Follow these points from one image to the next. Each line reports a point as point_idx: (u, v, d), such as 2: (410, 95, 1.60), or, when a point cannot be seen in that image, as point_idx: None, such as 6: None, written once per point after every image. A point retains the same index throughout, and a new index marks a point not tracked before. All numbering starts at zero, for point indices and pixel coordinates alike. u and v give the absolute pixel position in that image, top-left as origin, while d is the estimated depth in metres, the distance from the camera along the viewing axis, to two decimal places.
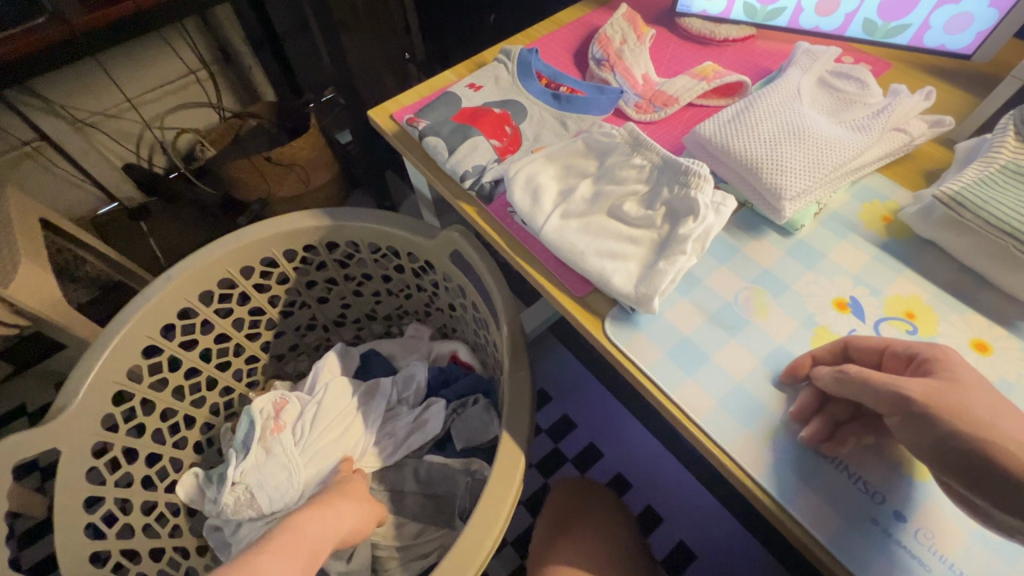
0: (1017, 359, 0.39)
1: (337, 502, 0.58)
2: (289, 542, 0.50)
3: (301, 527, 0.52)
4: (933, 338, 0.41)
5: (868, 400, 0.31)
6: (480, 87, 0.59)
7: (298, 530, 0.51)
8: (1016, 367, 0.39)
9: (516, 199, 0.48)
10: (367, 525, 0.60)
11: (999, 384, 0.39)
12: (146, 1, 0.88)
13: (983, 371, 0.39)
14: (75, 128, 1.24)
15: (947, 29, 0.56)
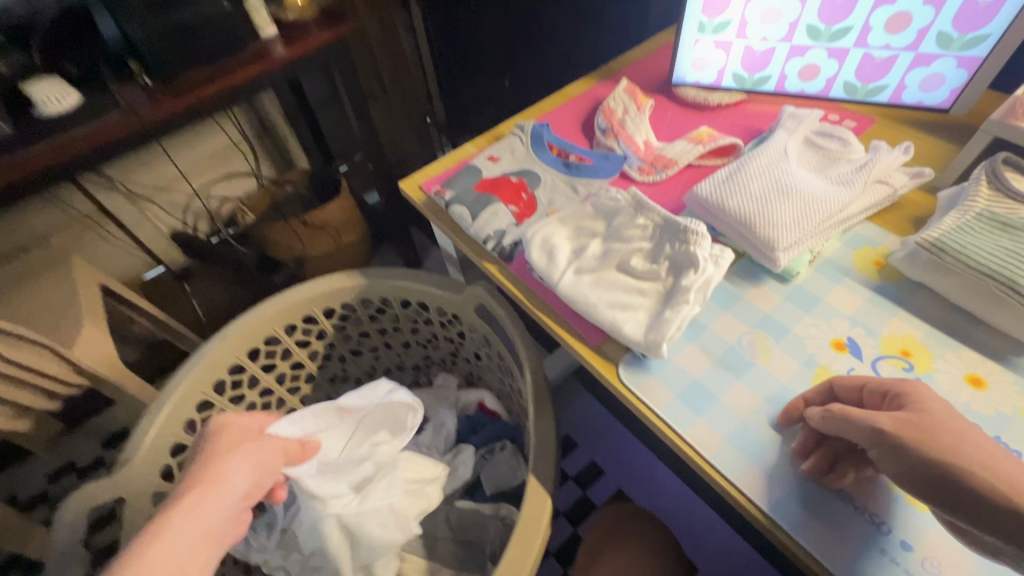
0: (1011, 392, 0.42)
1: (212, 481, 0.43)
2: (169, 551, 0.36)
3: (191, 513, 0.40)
4: (930, 375, 0.44)
5: (850, 434, 0.34)
6: (498, 158, 0.66)
7: (186, 520, 0.39)
8: (1010, 400, 0.42)
9: (533, 258, 0.53)
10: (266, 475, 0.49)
11: (996, 417, 0.41)
12: (204, 94, 1.01)
13: (979, 405, 0.41)
14: (131, 202, 1.37)
15: (923, 87, 0.62)
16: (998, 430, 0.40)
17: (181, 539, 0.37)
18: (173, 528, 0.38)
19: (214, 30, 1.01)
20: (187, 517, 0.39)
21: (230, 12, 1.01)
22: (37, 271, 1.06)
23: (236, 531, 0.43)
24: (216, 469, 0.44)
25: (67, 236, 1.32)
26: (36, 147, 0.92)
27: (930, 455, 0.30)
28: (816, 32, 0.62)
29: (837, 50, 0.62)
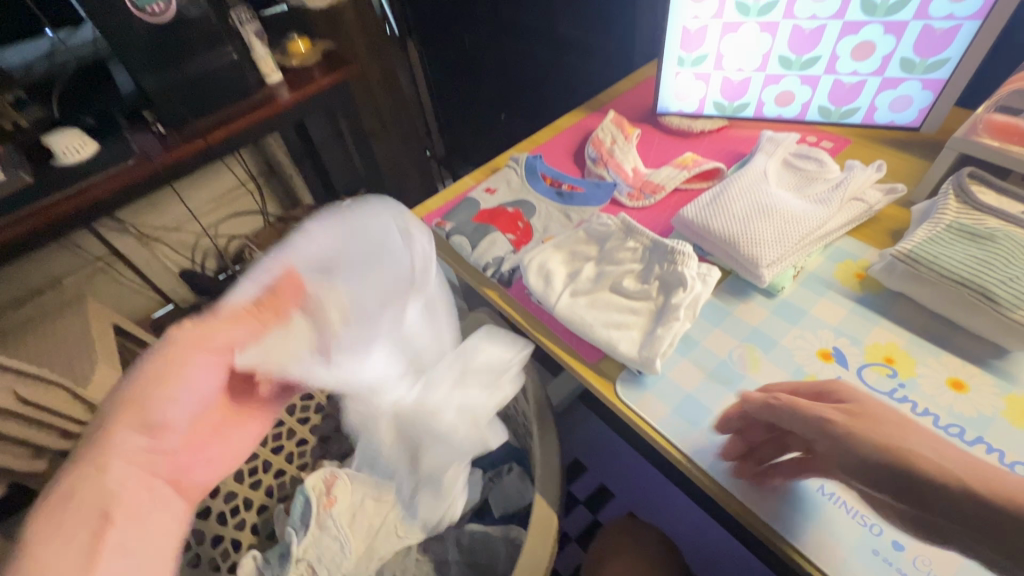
0: (992, 394, 0.44)
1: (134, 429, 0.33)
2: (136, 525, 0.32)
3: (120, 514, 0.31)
4: (913, 380, 0.46)
5: (796, 425, 0.36)
6: (494, 190, 0.70)
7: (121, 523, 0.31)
8: (991, 401, 0.44)
9: (531, 282, 0.56)
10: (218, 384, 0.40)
11: (978, 418, 0.43)
12: (214, 139, 1.07)
13: (961, 407, 0.43)
14: (142, 243, 1.41)
15: (893, 108, 0.66)
16: (980, 429, 0.42)
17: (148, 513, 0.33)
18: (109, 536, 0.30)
19: (224, 78, 1.06)
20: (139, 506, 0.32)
21: (239, 61, 1.06)
22: (52, 314, 1.09)
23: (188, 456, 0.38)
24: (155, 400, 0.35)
25: (79, 278, 1.36)
26: (54, 197, 0.95)
27: (880, 445, 0.32)
28: (788, 61, 0.66)
29: (809, 77, 0.66)
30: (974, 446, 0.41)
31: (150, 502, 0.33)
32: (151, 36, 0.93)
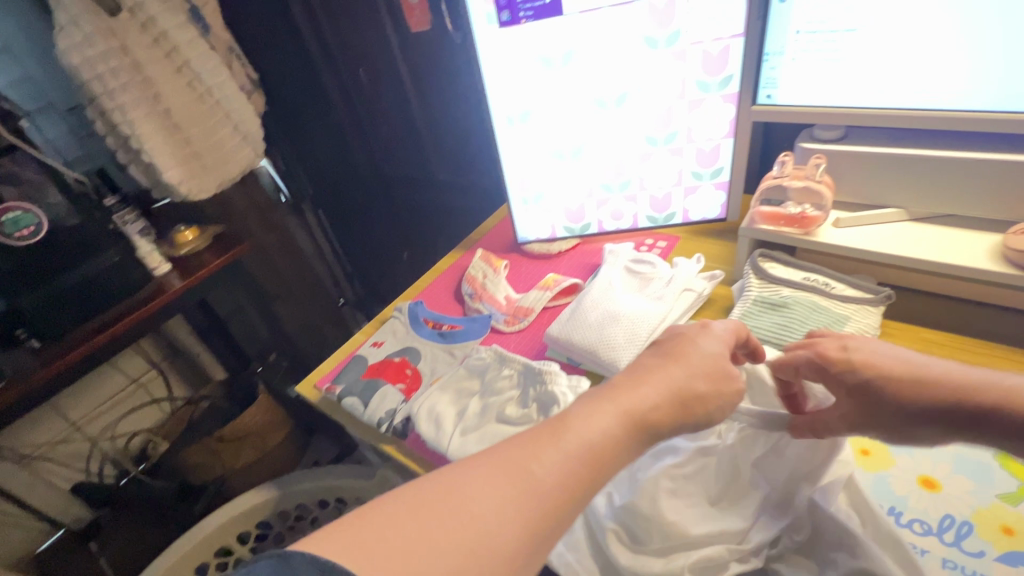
0: (903, 469, 0.46)
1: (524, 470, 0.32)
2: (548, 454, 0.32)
3: (528, 509, 0.30)
4: (872, 472, 0.46)
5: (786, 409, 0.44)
6: (382, 342, 0.73)
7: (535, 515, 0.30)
8: (903, 479, 0.45)
9: (422, 429, 0.58)
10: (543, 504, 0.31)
11: (883, 486, 0.45)
12: (98, 341, 1.02)
13: (862, 473, 0.46)
14: (21, 467, 1.25)
15: (701, 206, 0.78)
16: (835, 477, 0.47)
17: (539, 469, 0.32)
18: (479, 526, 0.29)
19: (109, 280, 1.04)
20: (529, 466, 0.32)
21: (123, 261, 1.05)
22: None
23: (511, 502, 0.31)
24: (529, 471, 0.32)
25: None
26: None
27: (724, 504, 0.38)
28: (608, 187, 0.78)
29: (629, 195, 0.79)
30: (901, 526, 0.42)
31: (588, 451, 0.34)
32: (21, 251, 0.90)
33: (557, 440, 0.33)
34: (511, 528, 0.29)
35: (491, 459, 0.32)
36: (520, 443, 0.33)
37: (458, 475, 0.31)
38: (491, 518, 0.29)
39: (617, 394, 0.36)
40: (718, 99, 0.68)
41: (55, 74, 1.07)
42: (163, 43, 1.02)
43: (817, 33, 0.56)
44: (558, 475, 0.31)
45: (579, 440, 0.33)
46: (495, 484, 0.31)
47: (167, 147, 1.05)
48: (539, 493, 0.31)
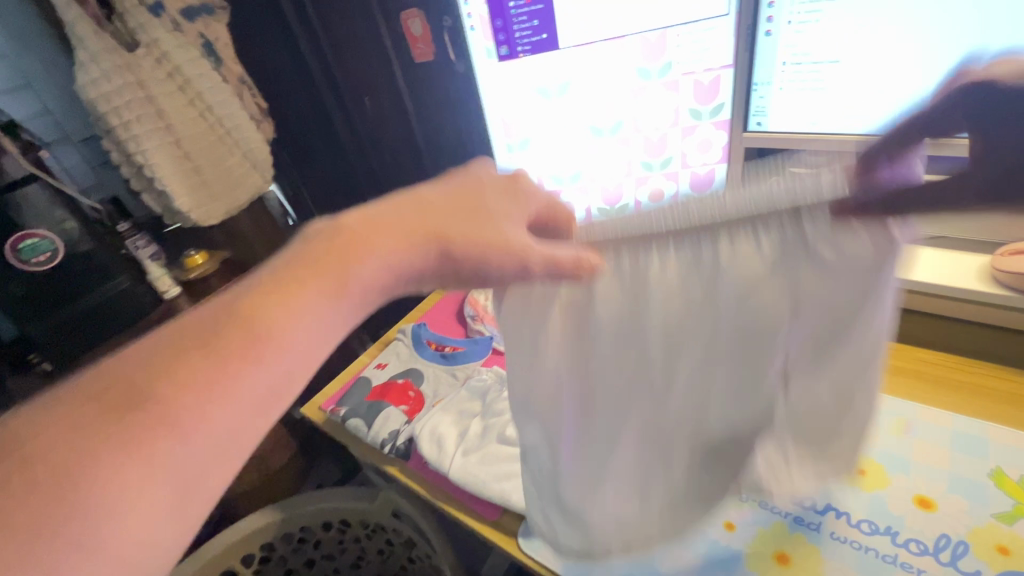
0: (899, 489, 0.46)
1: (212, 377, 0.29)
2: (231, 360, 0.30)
3: (166, 441, 0.27)
4: (873, 492, 0.46)
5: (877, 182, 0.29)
6: (386, 364, 0.75)
7: (182, 446, 0.28)
8: (901, 498, 0.46)
9: (424, 451, 0.59)
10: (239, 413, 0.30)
11: (881, 504, 0.45)
12: None
13: (859, 493, 0.47)
14: None
15: None
16: (827, 496, 0.47)
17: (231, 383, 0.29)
18: (86, 483, 0.25)
19: (116, 308, 1.05)
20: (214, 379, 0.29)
21: (133, 287, 1.07)
22: None
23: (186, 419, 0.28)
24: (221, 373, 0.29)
25: None
26: None
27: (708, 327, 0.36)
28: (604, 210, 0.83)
29: None
30: (902, 545, 0.42)
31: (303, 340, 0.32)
32: (36, 277, 0.92)
33: (248, 339, 0.30)
34: (148, 467, 0.27)
35: (101, 394, 0.28)
36: (148, 366, 0.28)
37: (51, 424, 0.26)
38: (151, 436, 0.27)
39: (293, 287, 0.32)
40: (710, 126, 0.69)
41: (73, 107, 1.11)
42: (177, 76, 1.05)
43: (802, 64, 0.58)
44: (209, 394, 0.29)
45: (234, 352, 0.30)
46: (115, 426, 0.27)
47: (177, 176, 1.08)
48: (187, 419, 0.28)
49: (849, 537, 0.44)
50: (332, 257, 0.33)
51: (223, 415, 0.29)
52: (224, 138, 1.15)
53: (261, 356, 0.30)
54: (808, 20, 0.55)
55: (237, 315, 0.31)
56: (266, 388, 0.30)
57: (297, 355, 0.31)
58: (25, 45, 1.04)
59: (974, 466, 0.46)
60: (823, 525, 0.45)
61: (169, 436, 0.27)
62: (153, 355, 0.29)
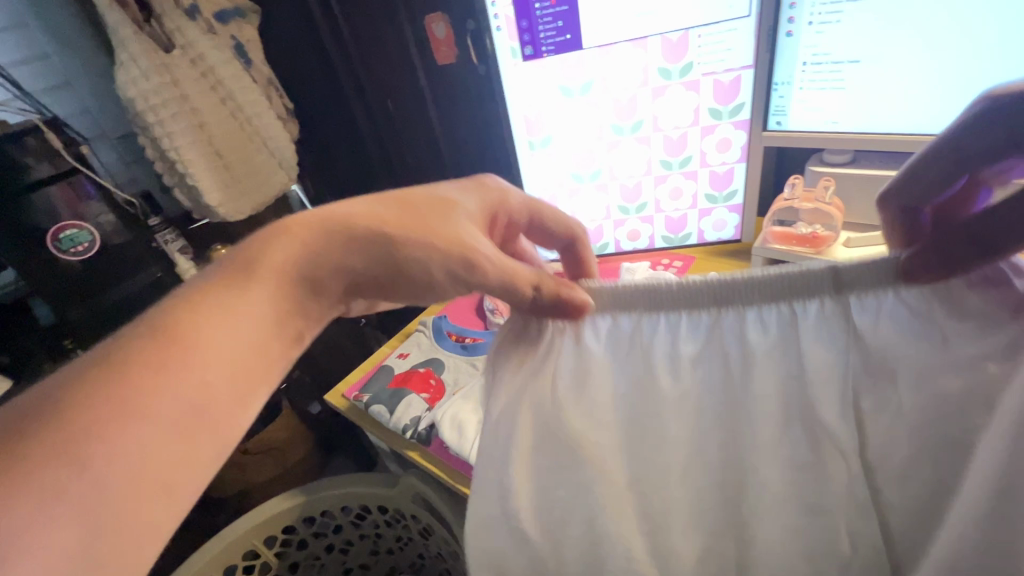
0: None
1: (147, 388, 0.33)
2: (161, 373, 0.33)
3: (69, 473, 0.30)
4: None
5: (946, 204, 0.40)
6: (407, 354, 0.77)
7: (87, 476, 0.30)
8: None
9: (446, 436, 0.60)
10: (181, 419, 0.33)
11: None
12: None
13: None
14: None
15: (715, 228, 0.81)
16: None
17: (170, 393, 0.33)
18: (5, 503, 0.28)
19: (148, 299, 1.06)
20: (146, 390, 0.33)
21: (164, 277, 1.08)
22: None
23: (124, 433, 0.32)
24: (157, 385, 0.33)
25: None
26: None
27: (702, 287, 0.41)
28: (625, 209, 0.82)
29: (645, 217, 0.82)
30: None
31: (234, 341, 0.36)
32: (71, 267, 0.94)
33: (175, 348, 0.34)
34: (53, 499, 0.29)
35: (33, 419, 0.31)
36: (48, 406, 0.31)
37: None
38: (94, 449, 0.31)
39: (188, 311, 0.35)
40: (729, 126, 0.70)
41: (109, 106, 1.16)
42: (209, 77, 1.09)
43: (822, 64, 0.59)
44: (113, 422, 0.31)
45: (138, 381, 0.33)
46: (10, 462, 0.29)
47: (208, 172, 1.12)
48: (94, 447, 0.31)
49: None
50: (250, 260, 0.38)
51: (124, 427, 0.32)
52: (253, 136, 1.18)
53: (163, 367, 0.33)
54: (829, 21, 0.56)
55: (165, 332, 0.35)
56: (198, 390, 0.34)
57: (216, 357, 0.35)
58: (65, 49, 1.08)
59: None
60: None
61: (73, 468, 0.30)
62: (52, 400, 0.32)
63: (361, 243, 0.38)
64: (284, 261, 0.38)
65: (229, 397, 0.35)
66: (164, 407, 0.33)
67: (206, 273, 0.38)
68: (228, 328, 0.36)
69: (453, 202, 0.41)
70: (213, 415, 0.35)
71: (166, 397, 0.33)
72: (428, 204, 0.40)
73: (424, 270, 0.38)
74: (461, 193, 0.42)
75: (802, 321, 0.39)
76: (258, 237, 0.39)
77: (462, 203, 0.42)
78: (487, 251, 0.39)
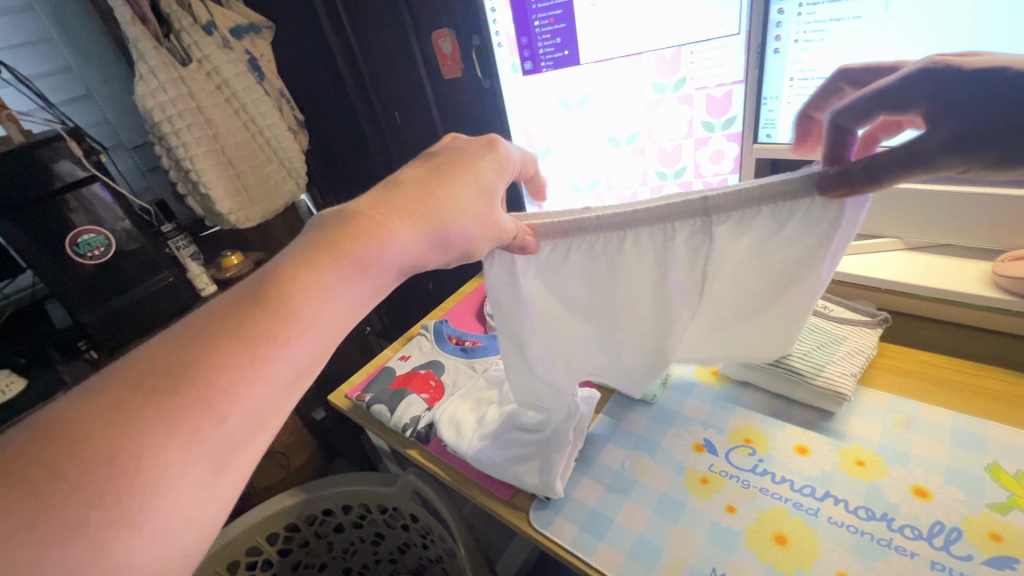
0: (896, 481, 0.48)
1: (274, 353, 0.33)
2: (286, 342, 0.33)
3: (204, 431, 0.30)
4: (874, 482, 0.49)
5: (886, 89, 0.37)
6: (409, 356, 0.79)
7: (217, 435, 0.30)
8: (897, 489, 0.48)
9: (443, 434, 0.62)
10: (294, 385, 0.34)
11: (876, 493, 0.48)
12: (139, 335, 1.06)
13: (856, 482, 0.49)
14: None
15: None
16: (826, 485, 0.50)
17: (292, 365, 0.33)
18: (142, 457, 0.28)
19: (158, 301, 1.08)
20: (273, 363, 0.32)
21: (175, 281, 1.10)
22: None
23: (254, 395, 0.32)
24: (281, 352, 0.33)
25: None
26: None
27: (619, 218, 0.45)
28: None
29: None
30: (899, 531, 0.45)
31: (341, 315, 0.36)
32: (86, 270, 0.97)
33: (296, 319, 0.34)
34: (181, 471, 0.29)
35: (163, 376, 0.30)
36: (172, 365, 0.31)
37: (135, 408, 0.29)
38: (228, 415, 0.31)
39: (297, 283, 0.34)
40: (721, 139, 0.73)
41: (128, 116, 1.21)
42: (224, 88, 1.13)
43: (808, 80, 0.61)
44: (230, 396, 0.31)
45: (251, 355, 0.32)
46: (122, 435, 0.28)
47: (221, 181, 1.15)
48: (222, 408, 0.30)
49: (846, 521, 0.46)
50: (351, 223, 0.37)
51: (252, 394, 0.32)
52: (264, 147, 1.22)
53: (286, 341, 0.33)
54: (813, 40, 0.58)
55: (287, 302, 0.34)
56: (307, 363, 0.35)
57: (328, 330, 0.35)
58: (89, 61, 1.13)
59: (971, 460, 0.48)
60: (821, 510, 0.48)
61: (201, 425, 0.30)
62: (151, 368, 0.31)
63: (443, 232, 0.40)
64: (387, 234, 0.38)
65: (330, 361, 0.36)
66: (284, 373, 0.33)
67: (321, 233, 0.37)
68: (342, 301, 0.36)
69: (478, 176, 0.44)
70: (307, 382, 0.35)
71: (285, 366, 0.33)
72: (473, 183, 0.43)
73: (460, 231, 0.41)
74: (494, 172, 0.45)
75: (679, 237, 0.44)
76: (361, 206, 0.39)
77: (493, 181, 0.45)
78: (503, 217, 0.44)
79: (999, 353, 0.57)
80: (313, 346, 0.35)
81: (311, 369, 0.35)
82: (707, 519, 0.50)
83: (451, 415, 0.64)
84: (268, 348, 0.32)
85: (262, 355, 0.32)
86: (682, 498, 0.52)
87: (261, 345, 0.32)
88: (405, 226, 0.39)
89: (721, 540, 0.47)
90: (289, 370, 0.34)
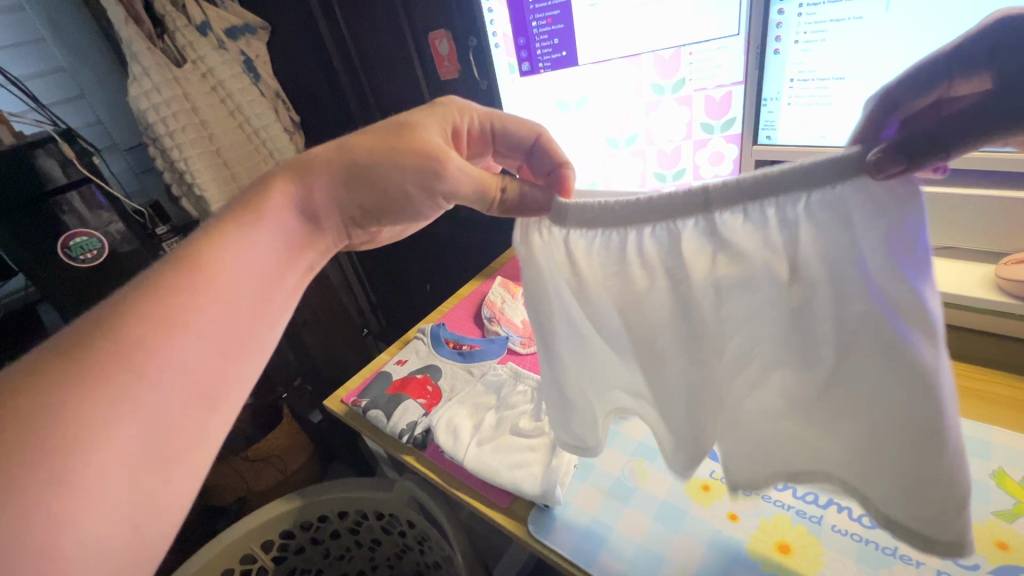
0: None
1: (193, 302, 0.36)
2: (202, 294, 0.37)
3: (132, 381, 0.33)
4: None
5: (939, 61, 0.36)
6: (405, 360, 0.78)
7: (146, 386, 0.33)
8: None
9: (440, 440, 0.61)
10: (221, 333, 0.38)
11: None
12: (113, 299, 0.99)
13: None
14: None
15: None
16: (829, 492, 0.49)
17: (212, 315, 0.37)
18: (75, 410, 0.31)
19: None
20: (191, 315, 0.36)
21: None
22: None
23: (177, 343, 0.35)
24: (198, 303, 0.37)
25: None
26: None
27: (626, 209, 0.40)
28: None
29: None
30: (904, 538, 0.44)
31: (256, 269, 0.40)
32: (79, 272, 0.95)
33: (210, 272, 0.38)
34: (112, 417, 0.32)
35: (85, 345, 0.33)
36: (91, 335, 0.34)
37: (61, 375, 0.32)
38: (155, 365, 0.34)
39: (204, 244, 0.39)
40: (721, 140, 0.72)
41: (122, 117, 1.20)
42: (219, 90, 1.12)
43: (808, 81, 0.61)
44: (152, 350, 0.34)
45: (162, 305, 0.35)
46: (54, 398, 0.31)
47: (216, 182, 1.13)
48: (146, 360, 0.34)
49: (850, 530, 0.46)
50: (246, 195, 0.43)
51: (177, 345, 0.35)
52: (260, 148, 1.21)
53: (201, 294, 0.37)
54: (815, 40, 0.58)
55: (198, 261, 0.38)
56: (230, 315, 0.38)
57: (243, 284, 0.39)
58: (82, 61, 1.12)
59: (977, 466, 0.47)
60: (825, 518, 0.47)
61: (129, 377, 0.33)
62: (73, 345, 0.33)
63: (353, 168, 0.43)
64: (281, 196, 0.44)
65: (252, 313, 0.40)
66: (206, 323, 0.37)
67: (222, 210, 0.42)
68: (252, 257, 0.40)
69: (414, 124, 0.45)
70: (233, 336, 0.39)
71: (206, 316, 0.37)
72: (405, 139, 0.43)
73: (398, 180, 0.44)
74: (430, 122, 0.46)
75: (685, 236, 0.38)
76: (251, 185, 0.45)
77: (431, 130, 0.45)
78: (455, 160, 0.44)
79: (1003, 356, 0.57)
80: (234, 295, 0.39)
81: (236, 319, 0.39)
82: (708, 527, 0.49)
83: (449, 420, 0.64)
84: (186, 300, 0.36)
85: (181, 307, 0.36)
86: (683, 505, 0.51)
87: (180, 298, 0.36)
88: (295, 184, 0.44)
89: (724, 549, 0.46)
90: (213, 318, 0.37)
